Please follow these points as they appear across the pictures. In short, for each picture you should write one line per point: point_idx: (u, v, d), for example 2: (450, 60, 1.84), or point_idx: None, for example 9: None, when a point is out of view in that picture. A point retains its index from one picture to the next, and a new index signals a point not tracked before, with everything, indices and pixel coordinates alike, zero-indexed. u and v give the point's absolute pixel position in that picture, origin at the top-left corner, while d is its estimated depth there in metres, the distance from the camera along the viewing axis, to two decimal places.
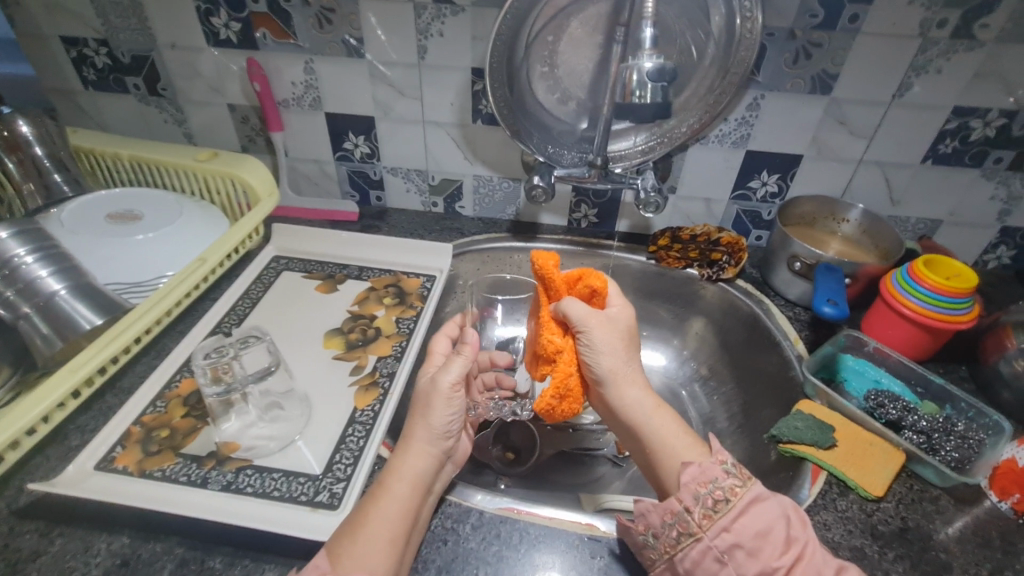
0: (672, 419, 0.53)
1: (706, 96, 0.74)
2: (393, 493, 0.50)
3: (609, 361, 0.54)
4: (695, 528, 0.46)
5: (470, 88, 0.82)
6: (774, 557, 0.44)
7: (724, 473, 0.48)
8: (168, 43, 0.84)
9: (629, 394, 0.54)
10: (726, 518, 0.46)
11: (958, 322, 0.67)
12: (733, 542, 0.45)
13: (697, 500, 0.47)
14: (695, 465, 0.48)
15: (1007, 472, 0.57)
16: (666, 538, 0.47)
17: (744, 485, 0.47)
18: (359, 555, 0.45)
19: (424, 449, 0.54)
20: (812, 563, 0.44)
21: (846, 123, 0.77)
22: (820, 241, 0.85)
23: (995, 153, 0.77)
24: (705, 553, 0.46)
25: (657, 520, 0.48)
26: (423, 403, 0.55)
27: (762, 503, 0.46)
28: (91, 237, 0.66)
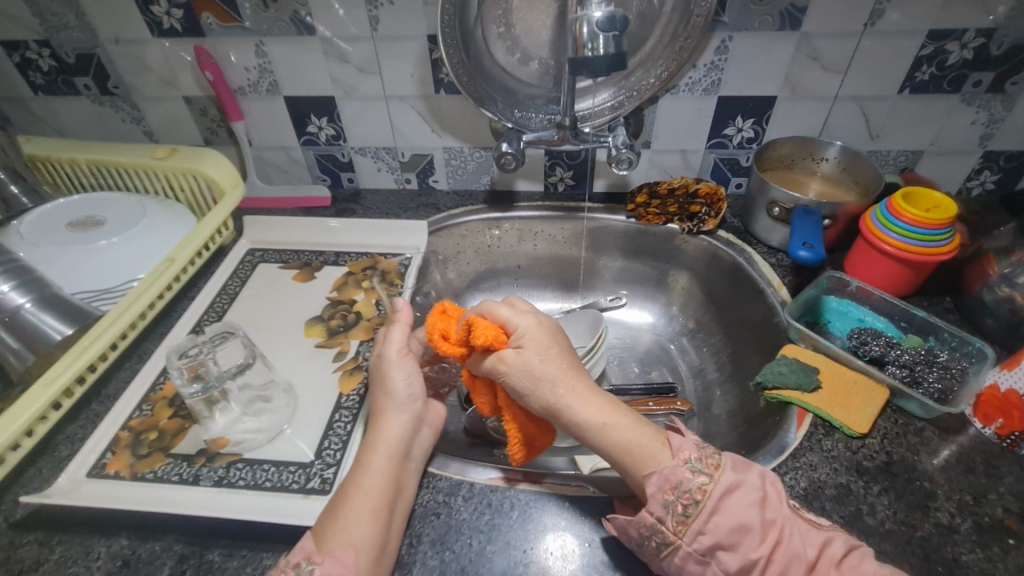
0: (625, 428, 0.50)
1: (671, 43, 0.71)
2: (371, 466, 0.51)
3: (540, 396, 0.51)
4: (671, 536, 0.46)
5: (428, 57, 0.79)
6: (752, 549, 0.44)
7: (691, 473, 0.47)
8: (111, 38, 0.81)
9: (579, 419, 0.51)
10: (699, 521, 0.46)
11: (940, 254, 0.66)
12: (711, 544, 0.45)
13: (667, 509, 0.47)
14: (657, 474, 0.48)
15: (989, 399, 0.58)
16: (647, 548, 0.47)
17: (712, 480, 0.47)
18: (342, 529, 0.47)
19: (394, 416, 0.54)
20: (791, 548, 0.44)
21: (818, 58, 0.75)
22: (798, 183, 0.83)
23: (974, 77, 0.75)
24: (687, 558, 0.46)
25: (635, 532, 0.48)
26: (378, 374, 0.57)
27: (732, 495, 0.46)
28: (55, 248, 0.65)
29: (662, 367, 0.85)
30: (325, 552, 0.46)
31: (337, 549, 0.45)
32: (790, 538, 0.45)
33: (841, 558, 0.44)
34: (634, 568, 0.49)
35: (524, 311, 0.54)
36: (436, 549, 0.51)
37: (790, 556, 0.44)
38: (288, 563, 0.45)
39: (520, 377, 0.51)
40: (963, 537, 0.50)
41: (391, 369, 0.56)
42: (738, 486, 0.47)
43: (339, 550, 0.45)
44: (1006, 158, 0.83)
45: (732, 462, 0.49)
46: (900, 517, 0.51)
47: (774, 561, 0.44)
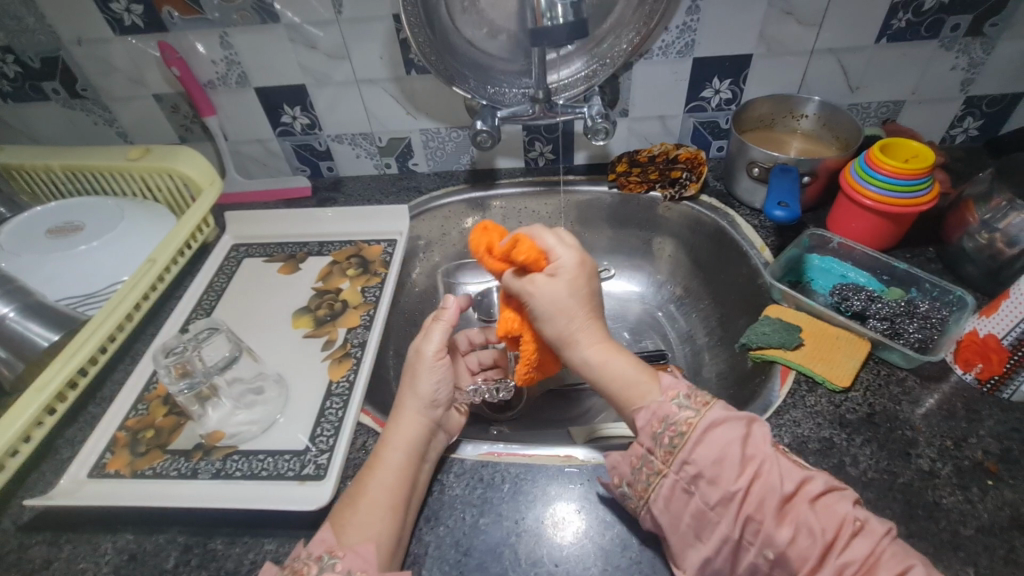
0: (622, 367, 0.54)
1: (639, 7, 0.70)
2: (388, 463, 0.52)
3: (558, 326, 0.55)
4: (659, 465, 0.47)
5: (396, 36, 0.78)
6: (731, 482, 0.44)
7: (678, 408, 0.49)
8: (73, 39, 0.79)
9: (579, 355, 0.55)
10: (684, 449, 0.46)
11: (919, 204, 0.65)
12: (694, 474, 0.46)
13: (655, 441, 0.48)
14: (648, 409, 0.50)
15: (969, 344, 0.57)
16: (637, 481, 0.48)
17: (698, 415, 0.48)
18: (361, 523, 0.48)
19: (414, 418, 0.55)
20: (767, 482, 0.44)
21: (792, 12, 0.73)
22: (780, 142, 0.83)
23: (951, 21, 0.73)
24: (673, 487, 0.46)
25: (627, 468, 0.49)
26: (411, 372, 0.57)
27: (717, 429, 0.46)
28: (34, 256, 0.65)
29: (652, 334, 0.86)
30: (347, 546, 0.47)
31: (357, 545, 0.46)
32: (770, 470, 0.44)
33: (818, 497, 0.44)
34: (624, 531, 0.50)
35: (567, 245, 0.57)
36: (431, 524, 0.52)
37: (765, 488, 0.44)
38: (309, 556, 0.46)
39: (549, 303, 0.55)
40: (944, 480, 0.51)
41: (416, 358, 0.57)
42: (725, 422, 0.47)
43: (362, 545, 0.46)
44: (988, 102, 0.82)
45: (725, 401, 0.49)
46: (882, 465, 0.52)
47: (750, 494, 0.44)
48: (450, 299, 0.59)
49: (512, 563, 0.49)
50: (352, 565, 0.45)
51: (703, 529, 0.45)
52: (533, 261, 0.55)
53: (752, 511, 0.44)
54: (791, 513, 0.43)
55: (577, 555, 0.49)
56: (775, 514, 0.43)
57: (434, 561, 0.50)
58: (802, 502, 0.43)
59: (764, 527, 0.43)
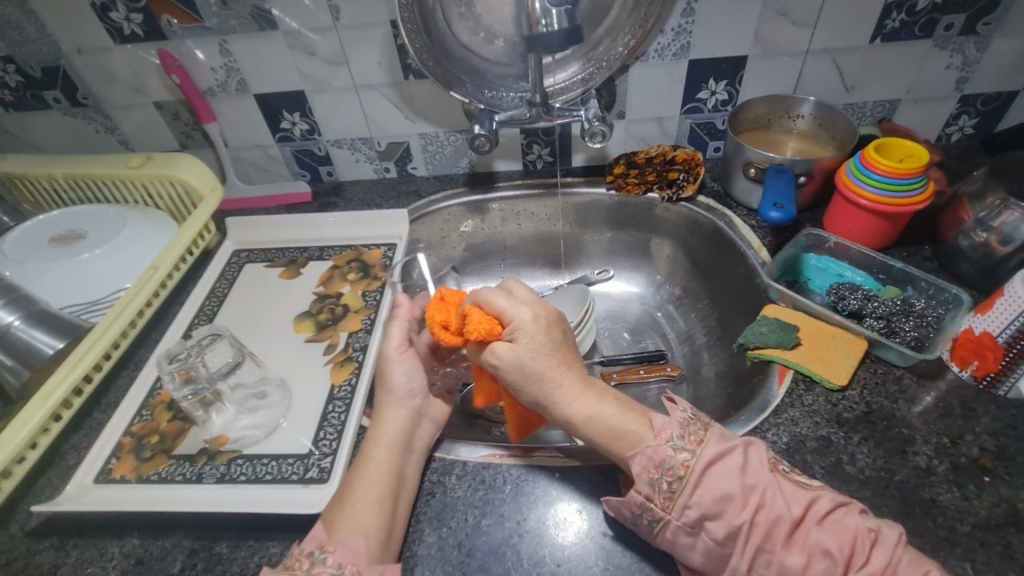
0: (611, 416, 0.52)
1: (634, 10, 0.70)
2: (373, 457, 0.53)
3: (532, 389, 0.53)
4: (660, 513, 0.47)
5: (394, 42, 0.78)
6: (737, 517, 0.45)
7: (672, 450, 0.48)
8: (74, 48, 0.80)
9: (564, 411, 0.53)
10: (684, 494, 0.46)
11: (913, 204, 0.66)
12: (697, 516, 0.45)
13: (653, 487, 0.47)
14: (641, 455, 0.49)
15: (965, 342, 0.58)
16: (642, 525, 0.48)
17: (693, 456, 0.47)
18: (350, 517, 0.49)
19: (393, 411, 0.56)
20: (773, 511, 0.45)
21: (786, 13, 0.74)
22: (776, 142, 0.83)
23: (945, 20, 0.73)
24: (676, 531, 0.46)
25: (628, 513, 0.49)
26: (380, 369, 0.59)
27: (714, 468, 0.47)
28: (37, 264, 0.66)
29: (651, 335, 0.86)
30: (337, 542, 0.47)
31: (346, 538, 0.47)
32: (774, 498, 0.45)
33: (825, 516, 0.45)
34: (624, 531, 0.51)
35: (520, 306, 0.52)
36: (434, 526, 0.53)
37: (772, 517, 0.44)
38: (301, 553, 0.47)
39: (512, 371, 0.52)
40: (940, 478, 0.51)
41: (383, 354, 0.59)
42: (720, 457, 0.47)
43: (352, 539, 0.47)
44: (983, 100, 0.82)
45: (717, 434, 0.49)
46: (879, 463, 0.53)
47: (757, 524, 0.45)
48: (401, 300, 0.61)
49: (512, 563, 0.50)
50: (342, 559, 0.46)
51: (717, 565, 0.46)
52: (483, 330, 0.52)
53: (763, 542, 0.44)
54: (801, 539, 0.44)
55: (577, 555, 0.50)
56: (785, 542, 0.44)
57: (436, 561, 0.50)
58: (811, 526, 0.44)
59: (777, 555, 0.44)
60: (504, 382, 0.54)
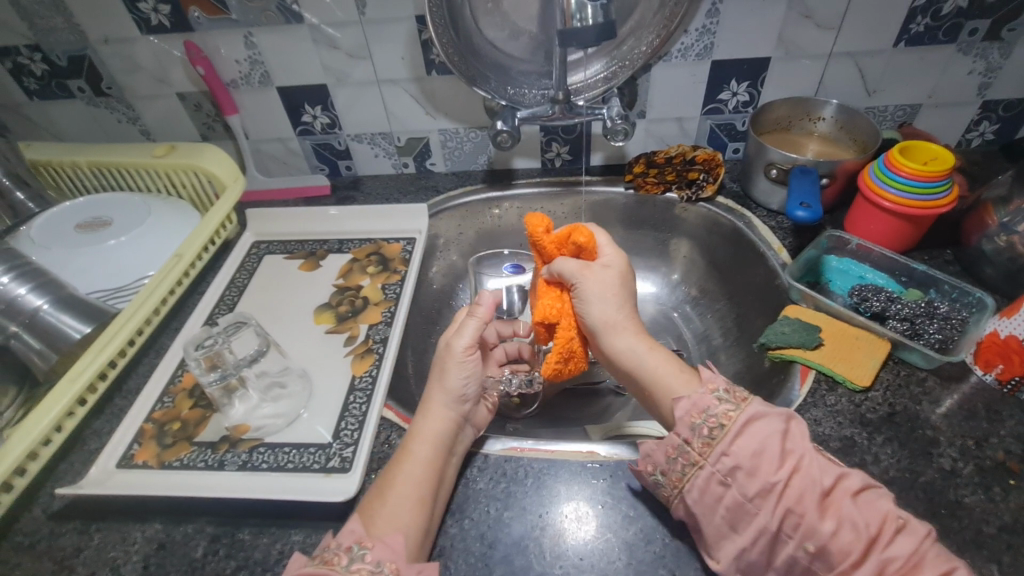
0: (660, 360, 0.55)
1: (660, 10, 0.70)
2: (416, 456, 0.52)
3: (601, 310, 0.57)
4: (696, 457, 0.47)
5: (418, 37, 0.79)
6: (771, 474, 0.44)
7: (717, 400, 0.48)
8: (100, 38, 0.81)
9: (619, 342, 0.56)
10: (723, 442, 0.46)
11: (938, 206, 0.66)
12: (733, 465, 0.45)
13: (693, 432, 0.48)
14: (686, 398, 0.49)
15: (990, 345, 0.58)
16: (672, 471, 0.48)
17: (738, 408, 0.47)
18: (389, 515, 0.48)
19: (443, 411, 0.55)
20: (807, 476, 0.44)
21: (811, 16, 0.74)
22: (797, 144, 0.83)
23: (970, 25, 0.74)
24: (709, 479, 0.46)
25: (661, 458, 0.49)
26: (439, 366, 0.57)
27: (757, 423, 0.46)
28: (64, 250, 0.66)
29: (667, 335, 0.86)
30: (376, 538, 0.46)
31: (385, 535, 0.47)
32: (810, 463, 0.45)
33: (856, 493, 0.44)
34: (647, 526, 0.51)
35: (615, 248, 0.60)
36: (456, 517, 0.53)
37: (805, 484, 0.44)
38: (339, 547, 0.45)
39: (592, 288, 0.57)
40: (965, 479, 0.51)
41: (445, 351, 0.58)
42: (763, 415, 0.47)
43: (390, 537, 0.46)
44: (1005, 107, 0.82)
45: (762, 397, 0.49)
46: (904, 464, 0.53)
47: (790, 486, 0.44)
48: (486, 297, 0.58)
49: (534, 556, 0.50)
50: (380, 557, 0.45)
51: (739, 520, 0.45)
52: (589, 242, 0.58)
53: (792, 502, 0.43)
54: (833, 507, 0.43)
55: (599, 549, 0.50)
56: (818, 508, 0.43)
57: (459, 553, 0.50)
58: (842, 498, 0.43)
59: (805, 519, 0.43)
60: (579, 302, 0.57)
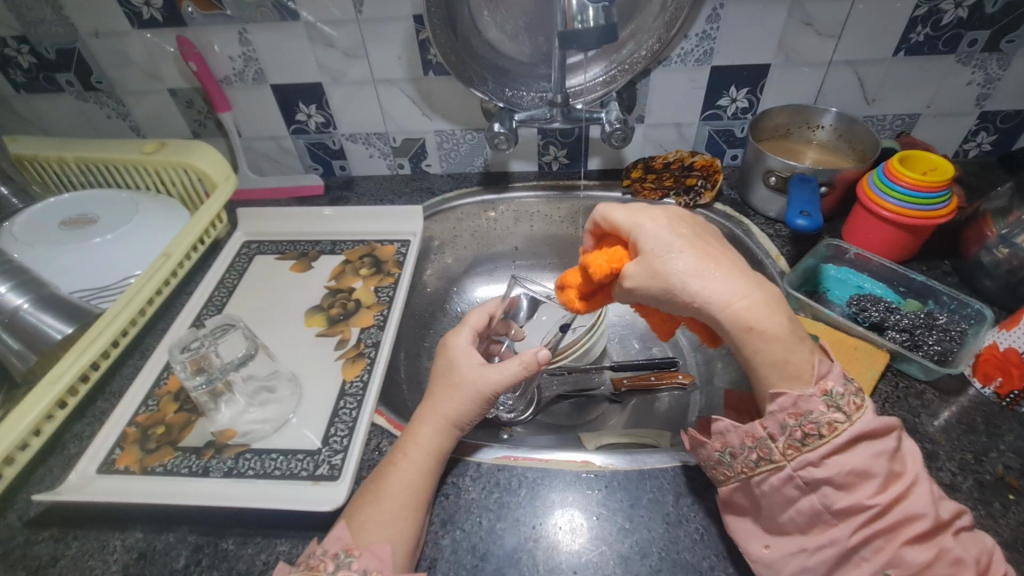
0: (772, 340, 0.45)
1: (661, 14, 0.70)
2: (411, 464, 0.51)
3: (673, 300, 0.47)
4: (778, 456, 0.45)
5: (416, 37, 0.78)
6: (868, 495, 0.42)
7: (825, 406, 0.43)
8: (91, 32, 0.79)
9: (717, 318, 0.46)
10: (816, 452, 0.43)
11: (938, 217, 0.65)
12: (821, 477, 0.43)
13: (783, 430, 0.44)
14: (787, 395, 0.44)
15: (989, 358, 0.57)
16: (746, 461, 0.46)
17: (847, 421, 0.43)
18: (381, 524, 0.47)
19: (449, 428, 0.53)
20: (912, 504, 0.41)
21: (812, 23, 0.73)
22: (795, 152, 0.82)
23: (970, 36, 0.73)
24: (786, 480, 0.44)
25: (736, 441, 0.47)
26: (452, 386, 0.55)
27: (863, 440, 0.43)
28: (48, 247, 0.64)
29: (662, 342, 0.86)
30: (364, 546, 0.46)
31: (374, 544, 0.46)
32: (918, 493, 0.41)
33: (958, 529, 0.41)
34: (642, 539, 0.50)
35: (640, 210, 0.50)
36: (446, 529, 0.51)
37: (907, 510, 0.41)
38: (325, 554, 0.46)
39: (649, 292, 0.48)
40: (964, 495, 0.51)
41: (467, 368, 0.55)
42: (872, 434, 0.43)
43: (378, 545, 0.46)
44: (1003, 118, 0.82)
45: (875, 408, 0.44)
46: None
47: (888, 511, 0.41)
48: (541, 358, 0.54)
49: (527, 569, 0.49)
50: (368, 565, 0.45)
51: (813, 524, 0.44)
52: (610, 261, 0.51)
53: (883, 528, 0.41)
54: (932, 540, 0.40)
55: (593, 562, 0.49)
56: (913, 540, 0.40)
57: (451, 565, 0.49)
58: (946, 534, 0.41)
59: (892, 546, 0.41)
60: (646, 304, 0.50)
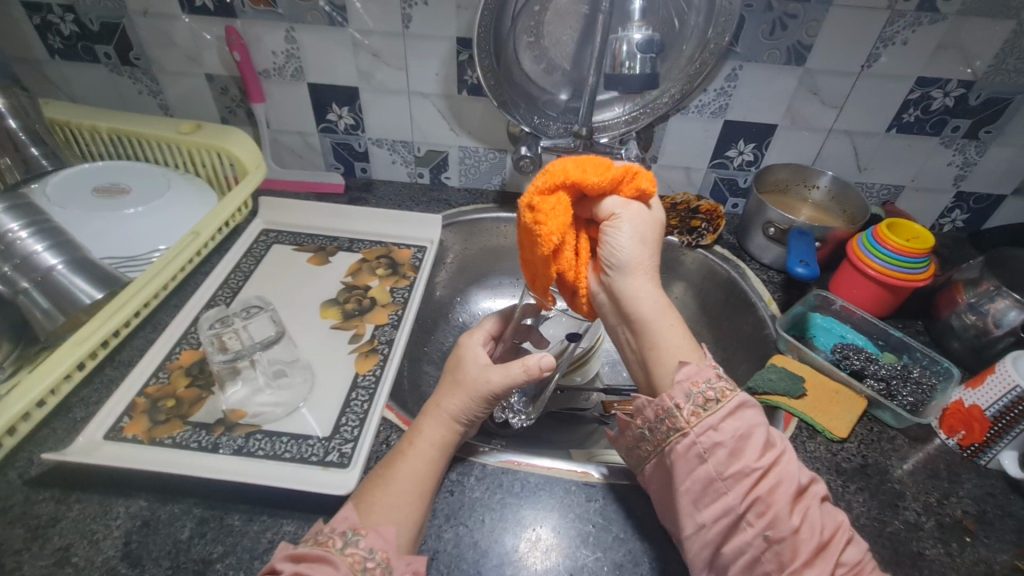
0: (678, 327, 0.51)
1: (687, 67, 0.76)
2: (419, 453, 0.54)
3: (633, 246, 0.50)
4: (682, 423, 0.47)
5: (455, 57, 0.82)
6: (753, 460, 0.45)
7: (717, 375, 0.48)
8: (139, 10, 0.81)
9: (643, 284, 0.50)
10: (714, 417, 0.46)
11: (916, 280, 0.72)
12: (716, 442, 0.46)
13: (687, 398, 0.47)
14: (692, 365, 0.48)
15: (954, 412, 0.63)
16: (658, 433, 0.49)
17: (733, 390, 0.48)
18: (388, 506, 0.49)
19: (451, 421, 0.56)
20: (785, 471, 0.45)
21: (818, 93, 0.81)
22: (792, 207, 0.89)
23: (954, 122, 0.82)
24: (688, 448, 0.47)
25: (650, 414, 0.50)
26: (453, 380, 0.58)
27: (746, 410, 0.47)
28: (82, 211, 0.66)
29: None
30: (370, 527, 0.47)
31: (381, 523, 0.47)
32: (787, 461, 0.45)
33: (821, 498, 0.46)
34: (635, 549, 0.53)
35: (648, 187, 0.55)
36: (451, 523, 0.54)
37: (781, 476, 0.44)
38: (334, 531, 0.46)
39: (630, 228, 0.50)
40: (927, 533, 0.55)
41: (472, 365, 0.57)
42: (754, 405, 0.48)
43: (384, 527, 0.47)
44: (975, 199, 0.91)
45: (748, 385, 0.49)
46: (873, 513, 0.57)
47: (767, 475, 0.44)
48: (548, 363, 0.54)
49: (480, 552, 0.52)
50: (374, 545, 0.45)
51: (707, 495, 0.46)
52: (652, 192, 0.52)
53: (764, 492, 0.44)
54: (801, 504, 0.44)
55: (586, 566, 0.51)
56: (790, 504, 0.43)
57: (451, 558, 0.51)
58: (811, 500, 0.45)
59: (772, 510, 0.43)
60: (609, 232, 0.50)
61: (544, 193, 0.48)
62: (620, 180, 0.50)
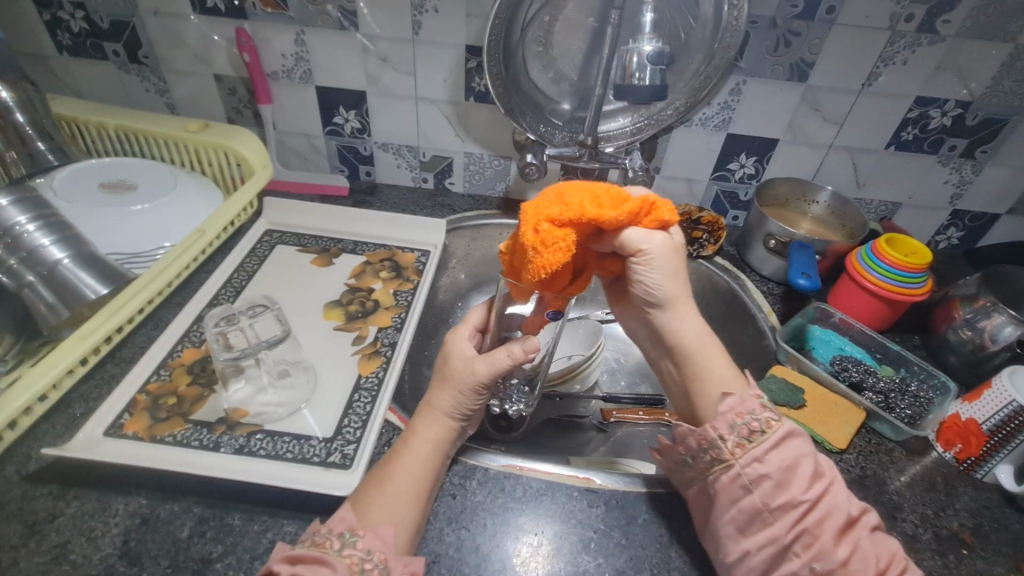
0: (721, 358, 0.55)
1: (692, 80, 0.77)
2: (414, 451, 0.54)
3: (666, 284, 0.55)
4: (726, 455, 0.49)
5: (464, 64, 0.83)
6: (800, 492, 0.46)
7: (762, 406, 0.50)
8: (151, 10, 0.82)
9: (685, 320, 0.56)
10: (760, 448, 0.48)
11: (914, 295, 0.73)
12: (761, 473, 0.47)
13: (732, 430, 0.50)
14: (735, 396, 0.51)
15: (951, 425, 0.64)
16: (701, 461, 0.51)
17: (779, 419, 0.49)
18: (384, 506, 0.49)
19: (444, 418, 0.56)
20: (834, 502, 0.46)
21: (819, 109, 0.82)
22: (792, 221, 0.90)
23: (951, 141, 0.83)
24: (733, 479, 0.48)
25: (694, 444, 0.52)
26: (442, 377, 0.57)
27: (792, 440, 0.48)
28: (88, 206, 0.65)
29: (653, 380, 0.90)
30: (367, 527, 0.47)
31: (379, 523, 0.47)
32: (836, 491, 0.47)
33: (873, 528, 0.46)
34: (636, 556, 0.53)
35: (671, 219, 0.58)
36: (452, 527, 0.53)
37: (830, 506, 0.46)
38: (330, 532, 0.46)
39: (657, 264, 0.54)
40: (924, 545, 0.56)
41: (458, 360, 0.57)
42: (800, 435, 0.49)
43: (382, 527, 0.47)
44: (971, 217, 0.92)
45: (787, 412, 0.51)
46: None
47: (815, 507, 0.46)
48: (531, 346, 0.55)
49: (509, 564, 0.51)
50: (371, 546, 0.45)
51: (753, 523, 0.47)
52: (673, 220, 0.54)
53: (812, 524, 0.45)
54: (850, 535, 0.45)
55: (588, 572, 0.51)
56: (837, 534, 0.45)
57: (452, 562, 0.51)
58: (862, 530, 0.46)
59: (819, 541, 0.45)
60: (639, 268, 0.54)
61: (554, 223, 0.49)
62: (641, 211, 0.52)
